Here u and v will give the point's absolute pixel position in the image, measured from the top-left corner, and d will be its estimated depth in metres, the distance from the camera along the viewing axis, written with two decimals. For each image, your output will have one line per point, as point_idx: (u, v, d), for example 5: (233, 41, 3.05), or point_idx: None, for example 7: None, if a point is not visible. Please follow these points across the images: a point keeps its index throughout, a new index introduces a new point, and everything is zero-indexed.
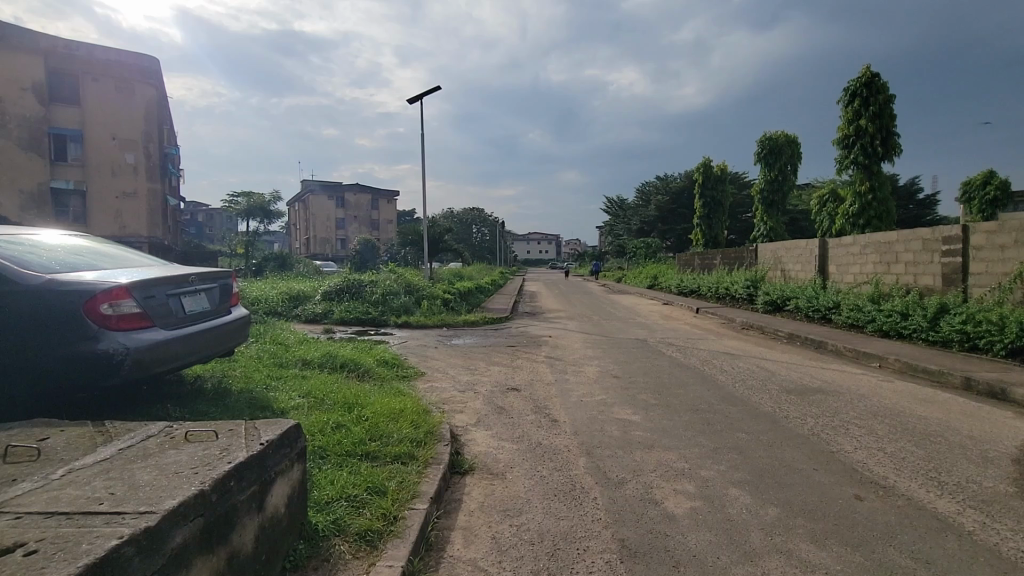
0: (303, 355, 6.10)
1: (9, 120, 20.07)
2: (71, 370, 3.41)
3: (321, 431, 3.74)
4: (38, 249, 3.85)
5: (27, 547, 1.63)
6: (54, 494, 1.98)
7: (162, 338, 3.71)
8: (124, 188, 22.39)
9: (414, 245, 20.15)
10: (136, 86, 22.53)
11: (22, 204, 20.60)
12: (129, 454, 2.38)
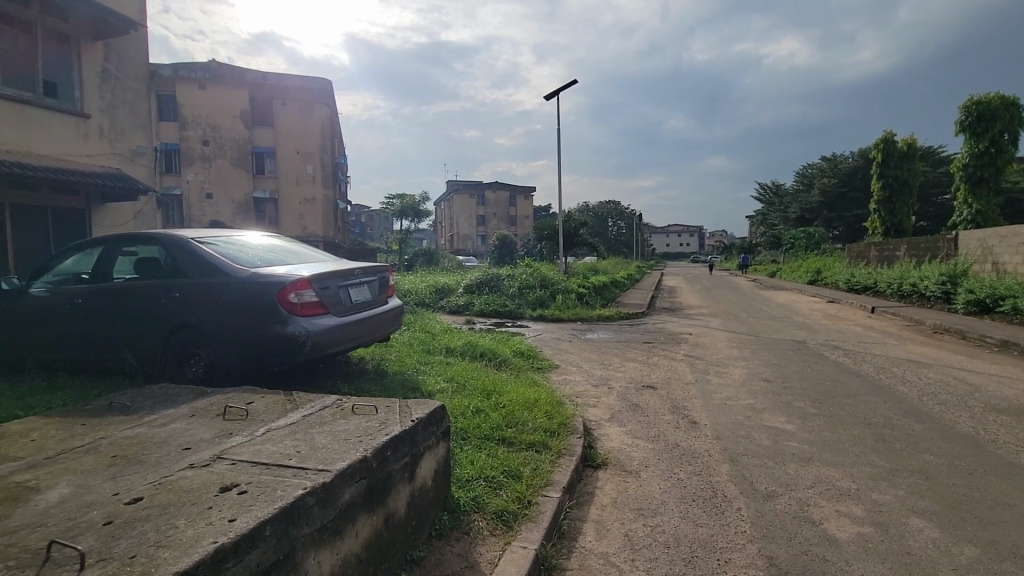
0: (448, 343, 6.59)
1: (227, 143, 24.87)
2: (267, 348, 4.11)
3: (463, 414, 4.02)
4: (245, 247, 4.70)
5: (240, 486, 2.01)
6: (259, 447, 2.43)
7: (333, 324, 4.31)
8: (305, 195, 26.36)
9: (550, 239, 20.50)
10: (314, 107, 26.25)
11: (235, 211, 25.27)
12: (310, 420, 2.80)
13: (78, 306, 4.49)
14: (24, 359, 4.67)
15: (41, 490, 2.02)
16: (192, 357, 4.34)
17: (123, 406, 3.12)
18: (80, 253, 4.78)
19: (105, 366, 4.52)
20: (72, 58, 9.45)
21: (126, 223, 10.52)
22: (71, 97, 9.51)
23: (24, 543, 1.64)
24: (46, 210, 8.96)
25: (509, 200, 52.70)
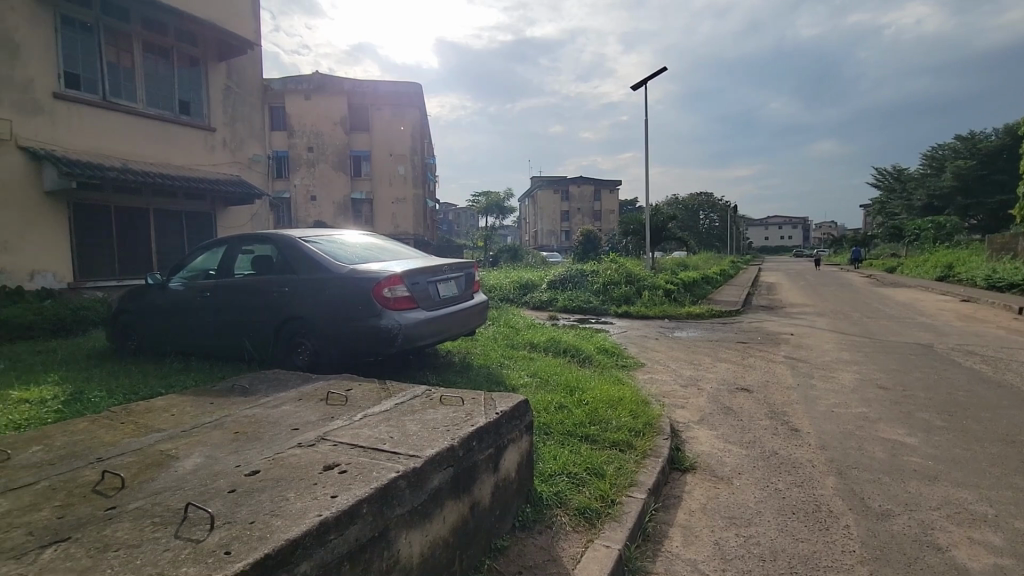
0: (531, 338, 6.65)
1: (328, 148, 26.83)
2: (364, 339, 4.39)
3: (546, 410, 4.04)
4: (344, 246, 5.04)
5: (340, 466, 2.17)
6: (356, 431, 2.60)
7: (423, 318, 4.52)
8: (397, 195, 27.68)
9: (636, 234, 19.95)
10: (405, 110, 27.40)
11: (335, 212, 27.24)
12: (402, 408, 2.96)
13: (207, 299, 5.08)
14: (165, 344, 5.38)
15: (179, 458, 2.32)
16: (299, 346, 4.74)
17: (242, 388, 3.48)
18: (210, 251, 5.40)
19: (228, 353, 5.07)
20: (201, 79, 10.70)
21: (245, 224, 11.72)
22: (201, 113, 10.76)
23: (166, 503, 1.90)
24: (182, 214, 10.27)
25: (593, 194, 51.93)
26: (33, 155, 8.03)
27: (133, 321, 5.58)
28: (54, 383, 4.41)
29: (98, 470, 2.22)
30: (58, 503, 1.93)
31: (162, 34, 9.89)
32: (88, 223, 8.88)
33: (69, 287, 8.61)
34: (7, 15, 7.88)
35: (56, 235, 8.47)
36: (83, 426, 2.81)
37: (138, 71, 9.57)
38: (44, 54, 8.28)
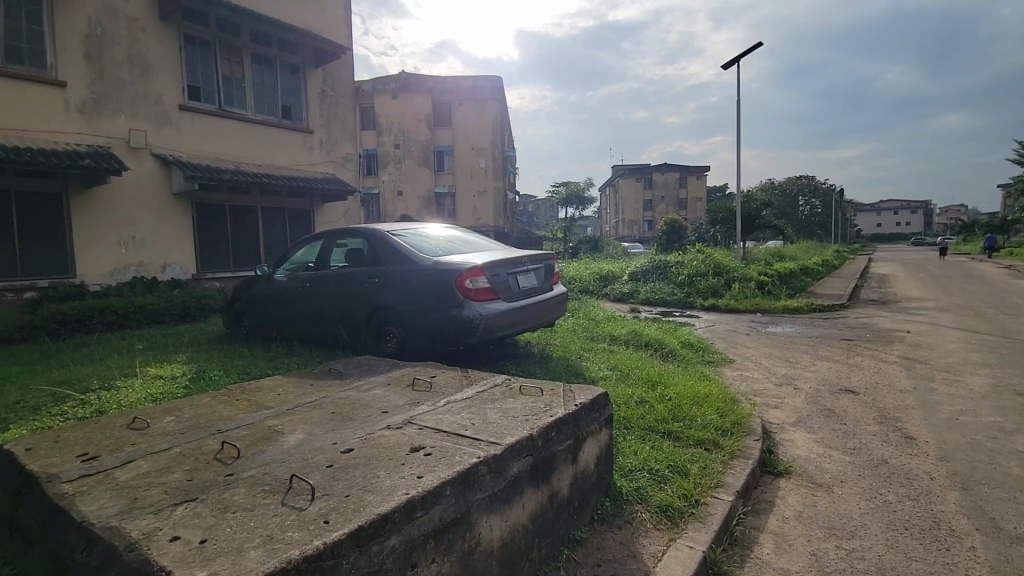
0: (612, 331, 6.53)
1: (414, 145, 27.91)
2: (447, 329, 4.54)
3: (626, 404, 3.96)
4: (428, 239, 5.24)
5: (425, 449, 2.27)
6: (440, 416, 2.71)
7: (503, 309, 4.60)
8: (478, 188, 28.21)
9: (725, 223, 18.87)
10: (486, 104, 27.81)
11: (420, 206, 28.34)
12: (483, 396, 3.03)
13: (307, 289, 5.50)
14: (272, 330, 5.90)
15: (284, 434, 2.54)
16: (388, 334, 5.00)
17: (338, 372, 3.74)
18: (309, 245, 5.84)
19: (325, 339, 5.46)
20: (301, 84, 11.53)
21: (339, 219, 12.52)
22: (301, 117, 11.61)
23: (274, 473, 2.09)
24: (285, 211, 11.18)
25: (679, 182, 49.73)
26: (163, 161, 9.12)
27: (245, 308, 6.18)
28: (183, 362, 5.01)
29: (218, 440, 2.49)
30: (187, 467, 2.19)
31: (267, 45, 10.77)
32: (208, 221, 9.95)
33: (193, 278, 9.72)
34: (143, 38, 8.96)
35: (183, 232, 9.57)
36: (205, 400, 3.16)
37: (247, 81, 10.52)
38: (172, 70, 9.34)
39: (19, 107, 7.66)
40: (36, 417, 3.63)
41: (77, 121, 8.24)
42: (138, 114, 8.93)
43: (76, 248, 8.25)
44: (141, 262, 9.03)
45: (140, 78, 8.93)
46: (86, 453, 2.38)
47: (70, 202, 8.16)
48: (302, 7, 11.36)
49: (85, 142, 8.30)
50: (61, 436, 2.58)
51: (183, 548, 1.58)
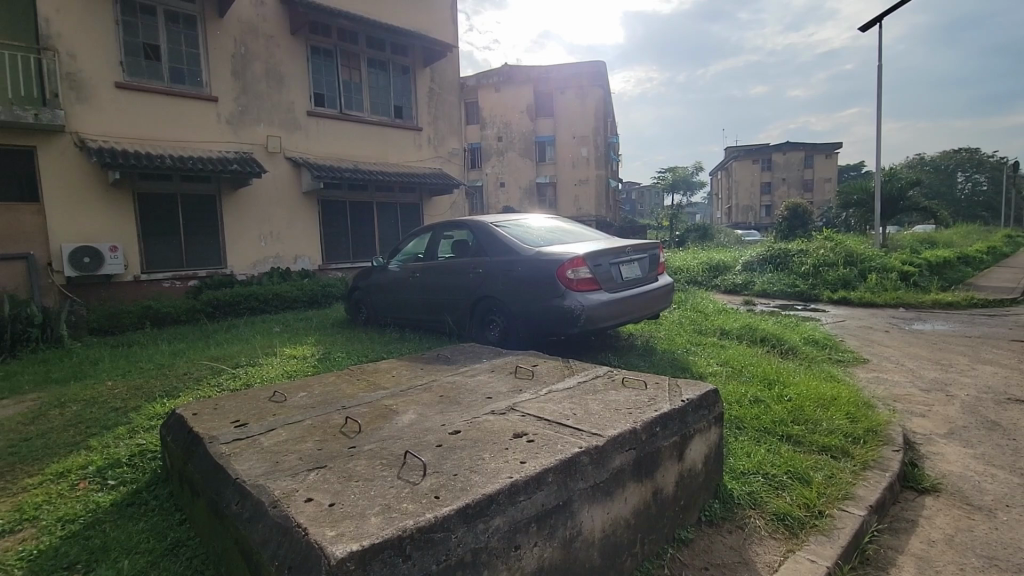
0: (722, 325, 6.15)
1: (516, 137, 28.36)
2: (548, 319, 4.57)
3: (739, 403, 3.71)
4: (530, 229, 5.29)
5: (528, 436, 2.31)
6: (542, 405, 2.74)
7: (605, 300, 4.52)
8: (580, 177, 27.89)
9: (859, 206, 16.82)
10: (589, 90, 27.27)
11: (522, 197, 28.79)
12: (585, 387, 3.02)
13: (417, 279, 5.85)
14: (386, 317, 6.36)
15: (398, 413, 2.73)
16: (491, 323, 5.16)
17: (445, 358, 3.94)
18: (419, 237, 6.19)
19: (434, 326, 5.77)
20: (411, 84, 12.17)
21: (446, 212, 13.09)
22: (411, 115, 12.27)
23: (390, 448, 2.26)
24: (397, 205, 11.93)
25: (802, 163, 45.14)
26: (294, 163, 10.16)
27: (362, 296, 6.72)
28: (311, 345, 5.59)
29: (343, 416, 2.74)
30: (317, 438, 2.44)
31: (381, 50, 11.50)
32: (331, 216, 10.93)
33: (319, 268, 10.76)
34: (277, 53, 9.99)
35: (311, 227, 10.61)
36: (331, 379, 3.50)
37: (364, 85, 11.34)
38: (301, 80, 10.34)
39: (184, 122, 8.97)
40: (199, 387, 4.27)
41: (227, 131, 9.45)
42: (274, 122, 10.02)
43: (227, 243, 9.51)
44: (278, 254, 10.17)
45: (275, 89, 9.99)
46: (238, 419, 2.76)
47: (222, 202, 9.41)
48: (412, 10, 11.97)
49: (233, 149, 9.51)
50: (219, 404, 3.02)
51: (315, 510, 1.76)
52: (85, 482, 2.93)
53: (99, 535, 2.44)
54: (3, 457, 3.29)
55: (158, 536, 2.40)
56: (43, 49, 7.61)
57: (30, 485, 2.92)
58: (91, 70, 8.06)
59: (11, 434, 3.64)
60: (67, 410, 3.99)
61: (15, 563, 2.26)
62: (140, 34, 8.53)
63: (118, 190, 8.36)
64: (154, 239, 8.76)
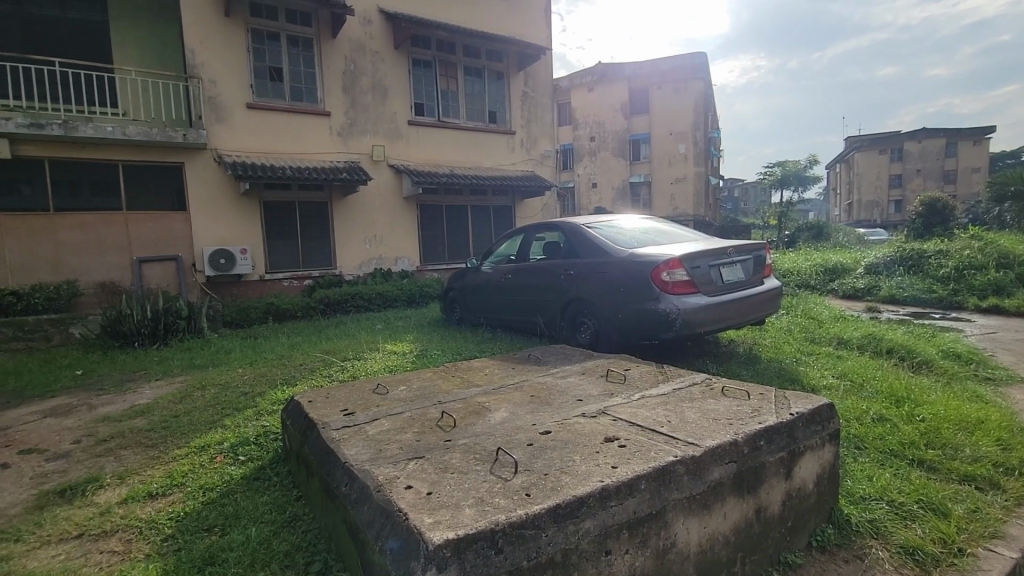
0: (839, 333, 5.59)
1: (609, 136, 27.91)
2: (642, 322, 4.44)
3: (858, 420, 3.35)
4: (624, 230, 5.18)
5: (620, 440, 2.27)
6: (635, 410, 2.67)
7: (703, 304, 4.31)
8: (676, 175, 26.75)
9: (1017, 198, 14.43)
10: (688, 83, 26.08)
11: (614, 197, 28.29)
12: (681, 394, 2.89)
13: (509, 280, 5.96)
14: (478, 317, 6.55)
15: (491, 410, 2.81)
16: (582, 325, 5.11)
17: (536, 358, 3.98)
18: (511, 239, 6.31)
19: (525, 327, 5.84)
20: (505, 89, 12.43)
21: (538, 214, 13.20)
22: (504, 120, 12.53)
23: (483, 444, 2.32)
24: (490, 208, 12.25)
25: (941, 151, 39.67)
26: (396, 171, 10.80)
27: (456, 297, 6.98)
28: (410, 342, 5.90)
29: (438, 410, 2.86)
30: (416, 430, 2.58)
31: (477, 57, 11.88)
32: (429, 220, 11.48)
33: (417, 269, 11.35)
34: (382, 67, 10.68)
35: (411, 230, 11.21)
36: (428, 374, 3.68)
37: (460, 93, 11.79)
38: (403, 91, 10.98)
39: (302, 136, 9.90)
40: (313, 377, 4.68)
41: (338, 142, 10.28)
42: (379, 132, 10.73)
43: (337, 245, 10.35)
44: (381, 256, 10.88)
45: (380, 101, 10.70)
46: (346, 408, 2.99)
47: (333, 209, 10.26)
48: (506, 16, 12.23)
49: (344, 159, 10.32)
50: (330, 393, 3.29)
51: (414, 497, 1.87)
52: (221, 456, 3.34)
53: (232, 503, 2.77)
54: (159, 430, 3.84)
55: (279, 509, 2.67)
56: (191, 78, 8.79)
57: (180, 455, 3.39)
58: (228, 94, 9.16)
59: (165, 410, 4.25)
60: (207, 392, 4.58)
61: (168, 521, 2.63)
62: (267, 59, 9.56)
63: (248, 200, 9.43)
64: (277, 243, 9.78)
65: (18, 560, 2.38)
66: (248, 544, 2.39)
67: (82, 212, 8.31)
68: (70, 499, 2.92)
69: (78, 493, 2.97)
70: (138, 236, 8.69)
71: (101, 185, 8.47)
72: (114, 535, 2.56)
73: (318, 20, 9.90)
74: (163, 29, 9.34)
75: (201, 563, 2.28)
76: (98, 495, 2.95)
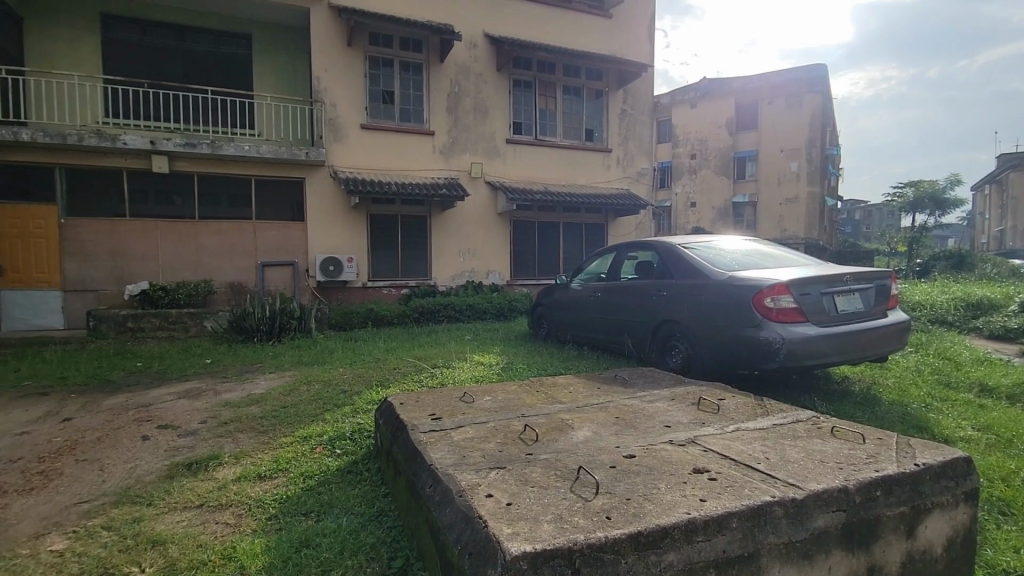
0: (983, 379, 4.83)
1: (712, 154, 26.71)
2: (740, 350, 4.17)
3: (1005, 481, 2.87)
4: (724, 252, 4.92)
5: (711, 473, 2.13)
6: (729, 443, 2.50)
7: (813, 334, 3.95)
8: (787, 195, 24.88)
9: None
10: (803, 97, 24.39)
11: (715, 217, 26.97)
12: (781, 430, 2.66)
13: (598, 298, 5.88)
14: (565, 334, 6.52)
15: (574, 428, 2.77)
16: (673, 349, 4.90)
17: (623, 380, 3.87)
18: (603, 257, 6.24)
19: (613, 347, 5.71)
20: (603, 107, 12.41)
21: (631, 232, 12.92)
22: (602, 137, 12.49)
23: (564, 461, 2.30)
24: (582, 225, 12.22)
25: None
26: (493, 187, 11.15)
27: (545, 312, 7.00)
28: (497, 354, 6.01)
29: (522, 423, 2.88)
30: (499, 440, 2.62)
31: (576, 76, 12.01)
32: (521, 236, 11.69)
33: (507, 283, 11.56)
34: (485, 88, 11.14)
35: (503, 245, 11.48)
36: (513, 387, 3.72)
37: (558, 112, 11.96)
38: (503, 111, 11.35)
39: (408, 154, 10.58)
40: (405, 381, 4.92)
41: (440, 160, 10.85)
42: (478, 150, 11.16)
43: (433, 257, 10.87)
44: (474, 269, 11.23)
45: (481, 121, 11.14)
46: (434, 413, 3.11)
47: (432, 222, 10.80)
48: (608, 35, 12.25)
49: (444, 176, 10.86)
50: (419, 397, 3.44)
51: (494, 505, 1.89)
52: (320, 447, 3.61)
53: (327, 492, 2.97)
54: (270, 418, 4.24)
55: (367, 503, 2.82)
56: (316, 102, 9.76)
57: (285, 443, 3.71)
58: (346, 116, 10.05)
59: (276, 400, 4.68)
60: (311, 387, 4.98)
61: (272, 502, 2.89)
62: (381, 84, 10.38)
63: (357, 212, 10.22)
64: (379, 253, 10.48)
65: (151, 521, 2.74)
66: (339, 533, 2.55)
67: (221, 220, 9.50)
68: (195, 472, 3.30)
69: (200, 468, 3.35)
70: (264, 243, 9.74)
71: (238, 197, 9.63)
72: (228, 509, 2.86)
73: (428, 46, 10.58)
74: (295, 60, 10.52)
75: (298, 544, 2.47)
76: (216, 471, 3.31)
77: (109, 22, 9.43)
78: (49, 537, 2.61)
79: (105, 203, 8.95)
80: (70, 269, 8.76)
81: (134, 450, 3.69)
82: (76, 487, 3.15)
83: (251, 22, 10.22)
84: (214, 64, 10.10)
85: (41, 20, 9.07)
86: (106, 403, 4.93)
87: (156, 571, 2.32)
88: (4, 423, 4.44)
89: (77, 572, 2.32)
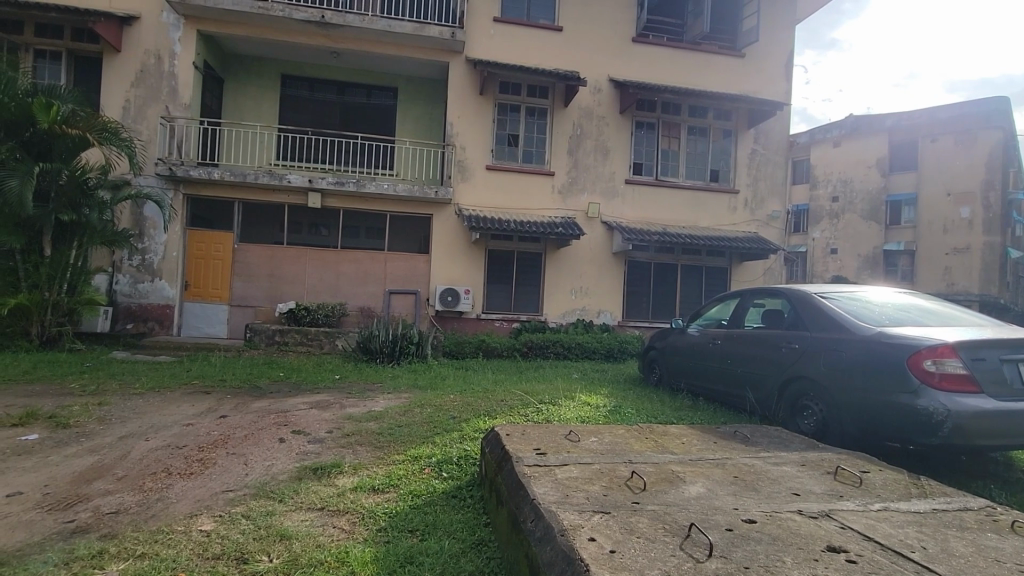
0: None
1: (858, 196, 23.99)
2: (892, 419, 3.62)
3: None
4: (871, 304, 4.39)
5: (849, 554, 1.87)
6: (872, 522, 2.17)
7: (988, 409, 3.35)
8: (955, 244, 21.79)
9: None
10: (979, 134, 21.44)
11: (861, 266, 23.98)
12: (944, 518, 2.25)
13: (717, 346, 5.50)
14: (678, 383, 6.13)
15: (685, 482, 2.60)
16: (806, 410, 4.40)
17: (743, 437, 3.55)
18: (724, 303, 5.88)
19: (732, 401, 5.29)
20: (732, 147, 11.93)
21: (759, 278, 12.00)
22: (728, 178, 11.96)
23: (674, 515, 2.16)
24: (703, 268, 11.68)
25: None
26: (609, 227, 11.14)
27: (657, 356, 6.67)
28: (604, 396, 5.85)
29: (629, 469, 2.76)
30: (603, 484, 2.54)
31: (702, 115, 11.76)
32: (635, 277, 11.43)
33: (619, 324, 11.31)
34: (607, 129, 11.29)
35: (616, 285, 11.29)
36: (621, 431, 3.58)
37: (681, 152, 11.71)
38: (625, 152, 11.39)
39: (529, 192, 11.02)
40: (511, 414, 4.98)
41: (558, 199, 11.11)
42: (596, 190, 11.24)
43: (546, 295, 11.03)
44: (585, 307, 11.17)
45: (601, 161, 11.26)
46: (538, 447, 3.12)
47: (547, 259, 11.03)
48: (740, 74, 11.85)
49: (561, 215, 11.10)
50: (525, 429, 3.47)
51: (596, 550, 1.84)
52: (428, 468, 3.77)
53: (432, 512, 3.09)
54: (385, 435, 4.53)
55: (469, 530, 2.87)
56: (449, 145, 10.64)
57: (397, 460, 3.94)
58: (473, 156, 10.79)
59: (392, 419, 4.99)
60: (424, 410, 5.27)
61: (381, 515, 3.06)
62: (508, 128, 11.04)
63: (478, 247, 10.79)
64: (494, 286, 10.92)
65: (281, 516, 3.05)
66: (442, 554, 2.62)
67: (359, 250, 10.61)
68: (318, 476, 3.63)
69: (323, 473, 3.67)
70: (393, 272, 10.66)
71: (374, 229, 10.72)
72: (343, 515, 3.09)
73: (553, 92, 11.11)
74: (433, 108, 11.63)
75: (403, 560, 2.59)
76: (336, 478, 3.60)
77: (288, 82, 11.26)
78: (201, 517, 3.02)
79: (269, 231, 10.46)
80: (238, 287, 10.29)
81: (271, 450, 4.16)
82: (225, 476, 3.62)
83: (398, 77, 11.53)
84: (366, 113, 11.51)
85: (239, 81, 11.10)
86: (253, 406, 5.62)
87: (281, 563, 2.55)
88: (176, 413, 5.26)
89: (219, 552, 2.64)
